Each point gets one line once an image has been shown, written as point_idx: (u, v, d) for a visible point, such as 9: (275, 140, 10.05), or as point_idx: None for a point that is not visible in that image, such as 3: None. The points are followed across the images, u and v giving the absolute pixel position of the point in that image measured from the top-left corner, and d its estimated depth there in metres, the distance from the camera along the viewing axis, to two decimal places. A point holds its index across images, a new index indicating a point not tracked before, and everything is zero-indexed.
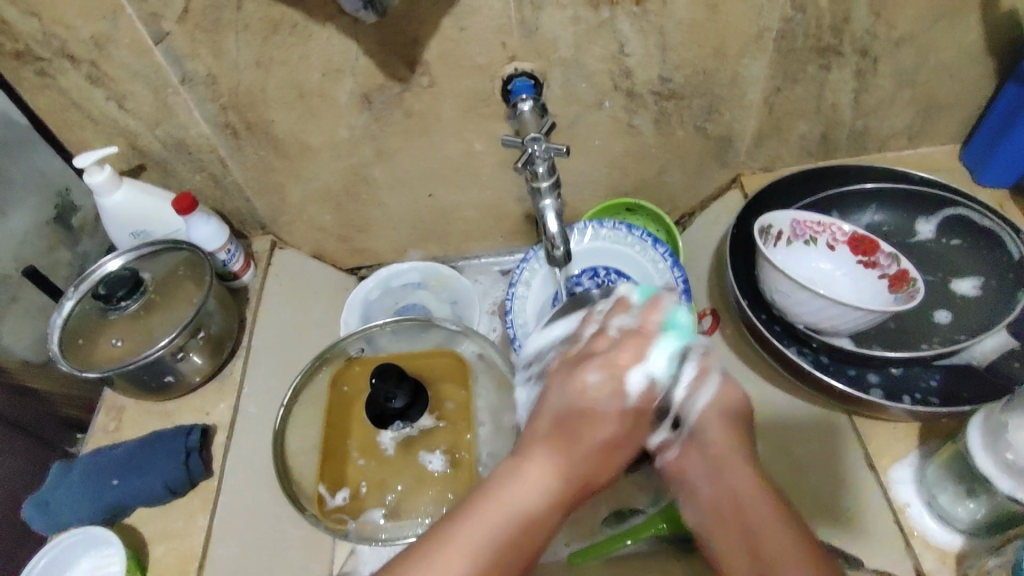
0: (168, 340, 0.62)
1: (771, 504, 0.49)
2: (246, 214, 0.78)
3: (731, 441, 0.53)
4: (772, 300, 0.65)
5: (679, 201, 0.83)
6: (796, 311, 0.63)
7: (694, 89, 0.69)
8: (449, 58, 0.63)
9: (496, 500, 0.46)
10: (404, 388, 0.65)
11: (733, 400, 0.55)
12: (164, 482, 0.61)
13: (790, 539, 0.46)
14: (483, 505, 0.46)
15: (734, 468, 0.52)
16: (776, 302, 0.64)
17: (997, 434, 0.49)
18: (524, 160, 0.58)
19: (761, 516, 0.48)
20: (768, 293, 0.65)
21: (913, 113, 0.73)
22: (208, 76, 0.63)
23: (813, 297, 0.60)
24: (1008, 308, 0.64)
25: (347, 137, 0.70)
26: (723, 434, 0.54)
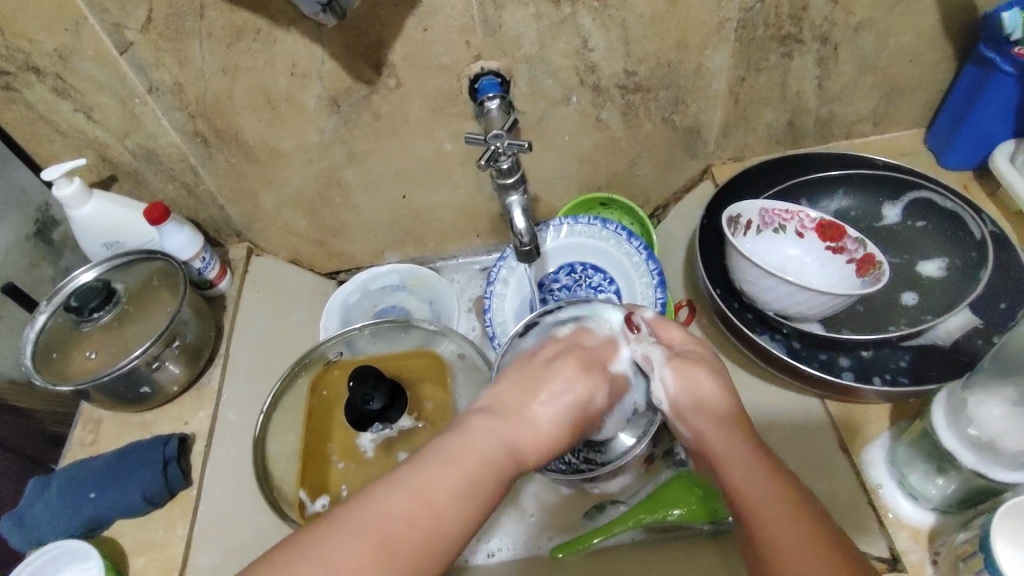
0: (141, 350, 0.62)
1: (774, 487, 0.45)
2: (221, 221, 0.78)
3: (714, 414, 0.50)
4: (742, 284, 0.65)
5: (652, 193, 0.84)
6: (765, 294, 0.63)
7: (659, 82, 0.69)
8: (414, 58, 0.64)
9: (463, 451, 0.45)
10: (380, 390, 0.65)
11: (719, 388, 0.51)
12: (143, 492, 0.61)
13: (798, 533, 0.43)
14: (451, 455, 0.44)
15: (722, 418, 0.50)
16: (746, 285, 0.64)
17: (960, 412, 0.50)
18: (487, 157, 0.58)
19: (772, 516, 0.44)
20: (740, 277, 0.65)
21: (877, 97, 0.73)
22: (174, 85, 0.63)
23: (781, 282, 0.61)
24: (972, 285, 0.64)
25: (317, 141, 0.70)
26: (715, 388, 0.52)
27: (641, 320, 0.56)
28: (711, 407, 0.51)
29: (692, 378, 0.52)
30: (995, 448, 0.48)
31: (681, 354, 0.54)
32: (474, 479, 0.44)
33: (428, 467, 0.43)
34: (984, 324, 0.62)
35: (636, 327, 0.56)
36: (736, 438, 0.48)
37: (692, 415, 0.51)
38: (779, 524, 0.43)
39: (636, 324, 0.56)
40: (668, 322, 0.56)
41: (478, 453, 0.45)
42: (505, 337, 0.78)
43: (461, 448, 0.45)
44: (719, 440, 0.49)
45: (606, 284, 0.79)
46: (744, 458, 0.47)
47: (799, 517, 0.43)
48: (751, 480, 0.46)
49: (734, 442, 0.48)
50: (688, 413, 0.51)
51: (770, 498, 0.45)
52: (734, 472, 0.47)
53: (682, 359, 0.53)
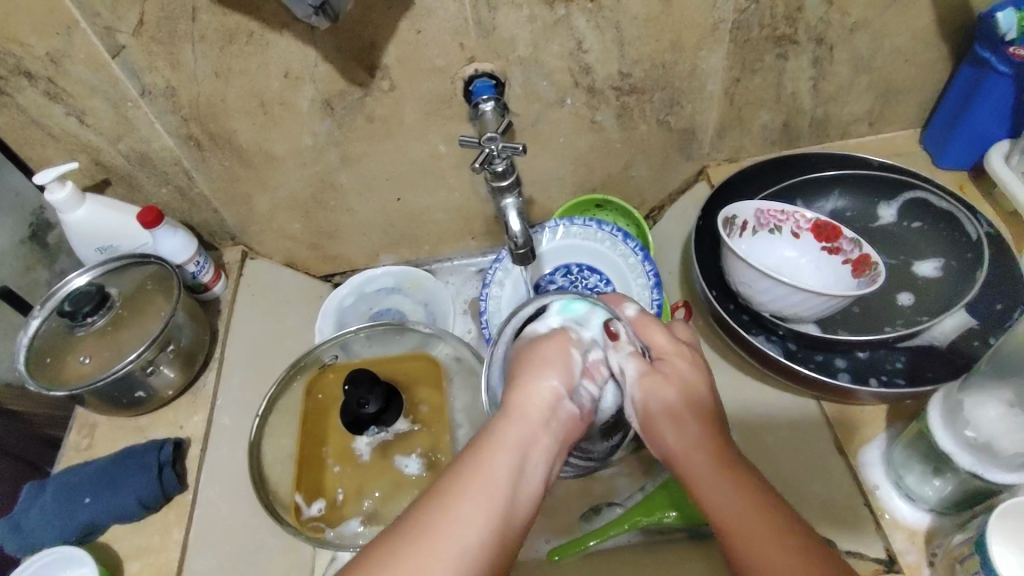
0: (136, 355, 0.61)
1: (744, 500, 0.43)
2: (215, 225, 0.78)
3: (683, 416, 0.48)
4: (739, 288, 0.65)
5: (648, 195, 0.84)
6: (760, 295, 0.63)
7: (654, 83, 0.69)
8: (407, 61, 0.63)
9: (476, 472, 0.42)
10: (377, 393, 0.65)
11: (689, 389, 0.50)
12: (138, 497, 0.60)
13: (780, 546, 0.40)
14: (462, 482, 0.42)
15: (686, 424, 0.47)
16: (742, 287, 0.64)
17: (956, 414, 0.50)
18: (481, 160, 0.57)
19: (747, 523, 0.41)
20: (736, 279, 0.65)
21: (872, 98, 0.73)
22: (167, 89, 0.62)
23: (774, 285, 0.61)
24: (968, 286, 0.64)
25: (312, 144, 0.70)
26: (681, 388, 0.49)
27: (620, 326, 0.52)
28: (680, 410, 0.48)
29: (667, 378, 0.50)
30: (991, 450, 0.48)
31: (659, 360, 0.51)
32: (498, 519, 0.41)
33: (439, 506, 0.41)
34: (980, 325, 0.61)
35: (616, 335, 0.52)
36: (695, 444, 0.46)
37: (657, 419, 0.48)
38: (758, 531, 0.41)
39: (615, 331, 0.52)
40: (651, 324, 0.54)
41: (488, 467, 0.43)
42: None
43: (471, 482, 0.42)
44: (688, 451, 0.46)
45: (602, 286, 0.79)
46: (709, 467, 0.45)
47: (784, 532, 0.40)
48: (717, 489, 0.43)
49: (698, 446, 0.46)
50: (655, 417, 0.49)
51: (743, 512, 0.42)
52: (704, 479, 0.44)
53: (654, 366, 0.50)
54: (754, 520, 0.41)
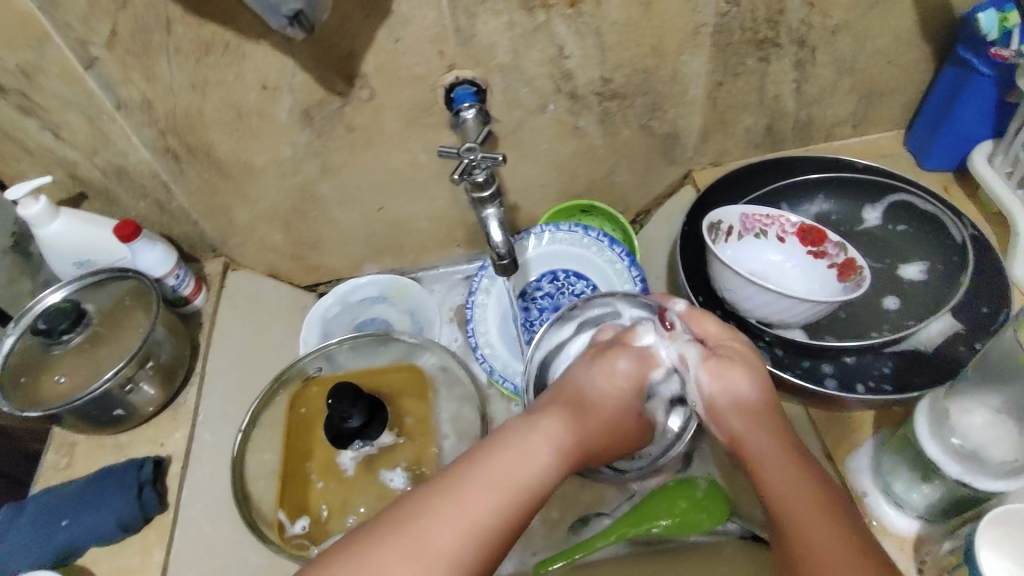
0: (113, 373, 0.60)
1: (815, 496, 0.46)
2: (196, 237, 0.76)
3: (756, 411, 0.53)
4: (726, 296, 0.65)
5: (633, 200, 0.83)
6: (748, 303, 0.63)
7: (637, 88, 0.68)
8: (386, 69, 0.63)
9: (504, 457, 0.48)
10: (360, 407, 0.64)
11: (760, 390, 0.54)
12: (118, 518, 0.59)
13: (840, 545, 0.43)
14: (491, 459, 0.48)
15: (754, 420, 0.53)
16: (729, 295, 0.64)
17: (943, 421, 0.49)
18: (461, 171, 0.56)
19: (808, 512, 0.45)
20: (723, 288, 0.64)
21: (856, 100, 0.73)
22: (142, 101, 0.61)
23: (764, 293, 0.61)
24: (954, 289, 0.64)
25: (291, 155, 0.69)
26: (755, 381, 0.54)
27: (674, 317, 0.59)
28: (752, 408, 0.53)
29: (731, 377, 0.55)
30: (979, 457, 0.47)
31: (718, 353, 0.56)
32: (519, 496, 0.47)
33: (490, 466, 0.47)
34: (966, 329, 0.61)
35: (671, 325, 0.59)
36: (769, 433, 0.51)
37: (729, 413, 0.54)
38: (818, 518, 0.45)
39: (670, 322, 0.59)
40: (704, 315, 0.58)
41: (523, 455, 0.49)
42: (488, 347, 0.77)
43: (511, 452, 0.48)
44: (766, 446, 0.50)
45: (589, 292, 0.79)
46: (780, 459, 0.49)
47: (837, 521, 0.44)
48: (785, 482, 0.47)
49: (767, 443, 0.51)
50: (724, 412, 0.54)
51: (804, 503, 0.46)
52: (771, 463, 0.49)
53: (716, 359, 0.55)
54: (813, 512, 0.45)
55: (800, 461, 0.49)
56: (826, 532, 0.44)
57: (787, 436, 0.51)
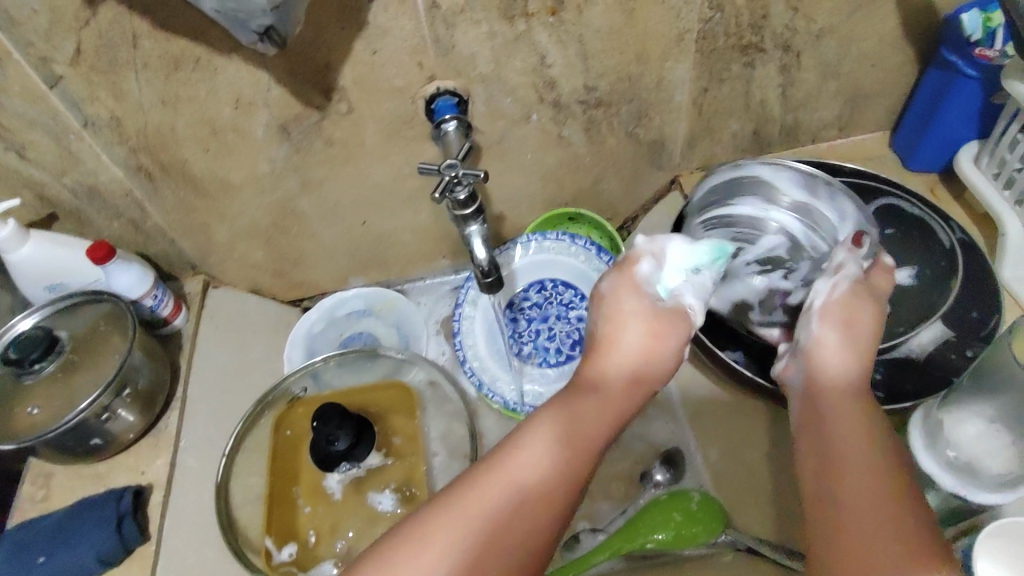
0: (89, 402, 0.58)
1: (884, 474, 0.41)
2: (173, 256, 0.74)
3: (844, 394, 0.47)
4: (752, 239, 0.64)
5: (620, 207, 0.82)
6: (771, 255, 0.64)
7: (621, 95, 0.67)
8: (364, 82, 0.61)
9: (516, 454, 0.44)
10: (347, 428, 0.62)
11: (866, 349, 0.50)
12: (97, 553, 0.57)
13: (882, 513, 0.39)
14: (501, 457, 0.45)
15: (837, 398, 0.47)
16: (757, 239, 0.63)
17: (937, 434, 0.48)
18: (442, 189, 0.55)
19: (860, 480, 0.41)
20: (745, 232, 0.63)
21: (841, 103, 0.72)
22: (111, 119, 0.59)
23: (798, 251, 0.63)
24: (942, 297, 0.63)
25: (269, 170, 0.67)
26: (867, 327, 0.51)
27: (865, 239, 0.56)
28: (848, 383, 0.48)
29: (850, 327, 0.50)
30: (974, 469, 0.47)
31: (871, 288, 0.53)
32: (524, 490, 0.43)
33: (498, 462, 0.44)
34: (958, 336, 0.60)
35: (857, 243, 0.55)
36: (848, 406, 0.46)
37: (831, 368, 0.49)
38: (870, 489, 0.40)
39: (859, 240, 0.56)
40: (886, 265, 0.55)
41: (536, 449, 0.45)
42: (477, 360, 0.76)
43: (529, 439, 0.45)
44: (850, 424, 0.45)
45: (578, 301, 0.78)
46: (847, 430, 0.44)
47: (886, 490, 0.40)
48: (855, 468, 0.42)
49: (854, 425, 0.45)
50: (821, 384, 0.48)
51: (864, 474, 0.41)
52: (834, 436, 0.44)
53: (866, 289, 0.52)
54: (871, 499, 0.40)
55: (873, 442, 0.43)
56: (875, 521, 0.39)
57: (876, 409, 0.46)
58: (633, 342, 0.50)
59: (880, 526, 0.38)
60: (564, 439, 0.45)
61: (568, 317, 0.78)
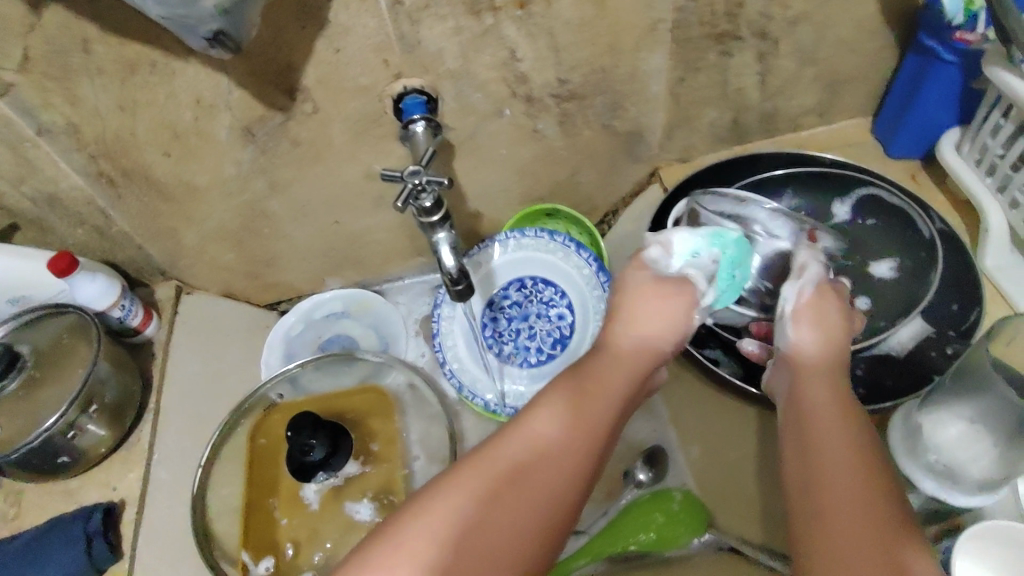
0: (54, 420, 0.57)
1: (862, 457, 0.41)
2: (142, 262, 0.73)
3: (826, 375, 0.47)
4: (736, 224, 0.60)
5: (599, 199, 0.81)
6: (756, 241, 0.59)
7: (594, 87, 0.65)
8: (328, 82, 0.59)
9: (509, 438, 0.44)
10: (321, 438, 0.61)
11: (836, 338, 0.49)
12: (66, 573, 0.56)
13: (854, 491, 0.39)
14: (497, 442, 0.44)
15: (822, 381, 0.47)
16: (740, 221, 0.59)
17: (916, 439, 0.47)
18: (404, 197, 0.53)
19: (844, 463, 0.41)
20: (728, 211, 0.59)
21: (820, 89, 0.71)
22: (67, 126, 0.57)
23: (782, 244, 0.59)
24: (924, 288, 0.62)
25: (235, 173, 0.65)
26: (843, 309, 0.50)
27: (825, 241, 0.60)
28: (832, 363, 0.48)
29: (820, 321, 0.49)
30: (955, 475, 0.46)
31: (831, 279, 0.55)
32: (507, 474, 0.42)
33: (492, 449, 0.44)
34: (937, 330, 0.60)
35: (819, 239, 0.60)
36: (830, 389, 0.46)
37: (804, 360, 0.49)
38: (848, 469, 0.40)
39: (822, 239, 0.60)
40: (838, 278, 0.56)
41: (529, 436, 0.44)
42: (457, 363, 0.75)
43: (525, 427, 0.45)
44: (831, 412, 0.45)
45: (558, 298, 0.77)
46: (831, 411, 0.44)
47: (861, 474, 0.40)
48: (826, 444, 0.42)
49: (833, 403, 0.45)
50: (805, 369, 0.48)
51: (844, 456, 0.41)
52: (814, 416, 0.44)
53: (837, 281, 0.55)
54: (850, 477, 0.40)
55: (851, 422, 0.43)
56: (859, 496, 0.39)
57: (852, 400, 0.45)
58: (645, 314, 0.50)
59: (856, 500, 0.39)
60: (559, 427, 0.45)
61: (549, 315, 0.77)
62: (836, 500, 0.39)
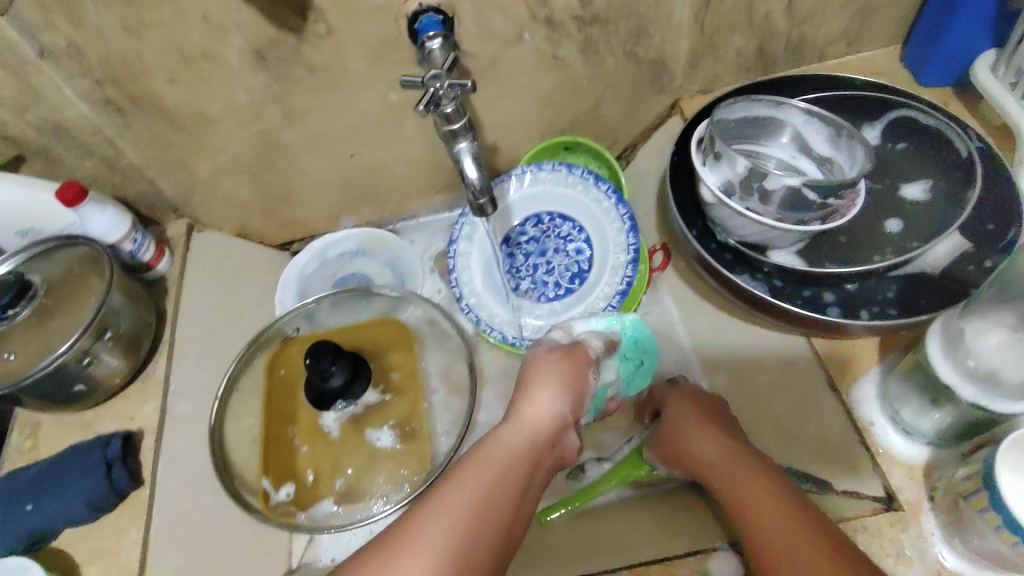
0: (67, 346, 0.55)
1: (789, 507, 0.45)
2: (153, 198, 0.71)
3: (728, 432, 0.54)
4: (755, 186, 0.57)
5: (620, 133, 0.79)
6: (772, 208, 0.57)
7: (618, 12, 0.63)
8: (343, 0, 0.57)
9: (482, 460, 0.45)
10: (342, 364, 0.60)
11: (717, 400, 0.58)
12: (87, 499, 0.55)
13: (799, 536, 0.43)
14: (472, 463, 0.44)
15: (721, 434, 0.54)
16: (760, 184, 0.56)
17: (958, 342, 0.47)
18: (427, 102, 0.51)
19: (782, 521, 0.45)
20: (748, 171, 0.57)
21: (850, 15, 0.68)
22: (70, 48, 0.55)
23: (795, 216, 0.57)
24: (959, 207, 0.60)
25: (247, 101, 0.63)
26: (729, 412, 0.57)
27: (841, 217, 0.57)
28: (723, 417, 0.56)
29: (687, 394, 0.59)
30: (995, 378, 0.45)
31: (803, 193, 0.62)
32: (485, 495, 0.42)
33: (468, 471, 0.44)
34: (974, 248, 0.58)
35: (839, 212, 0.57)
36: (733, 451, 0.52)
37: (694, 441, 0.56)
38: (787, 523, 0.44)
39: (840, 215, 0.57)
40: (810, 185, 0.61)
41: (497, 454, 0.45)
42: (474, 297, 0.74)
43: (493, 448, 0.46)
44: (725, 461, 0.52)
45: (576, 233, 0.75)
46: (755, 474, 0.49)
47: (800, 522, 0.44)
48: (761, 503, 0.46)
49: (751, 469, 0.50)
50: (687, 408, 0.58)
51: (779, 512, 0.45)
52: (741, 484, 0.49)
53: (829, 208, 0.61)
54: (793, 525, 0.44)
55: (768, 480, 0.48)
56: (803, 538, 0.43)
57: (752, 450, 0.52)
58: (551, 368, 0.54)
59: (811, 545, 0.42)
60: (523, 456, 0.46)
61: (566, 250, 0.75)
62: (797, 544, 0.43)
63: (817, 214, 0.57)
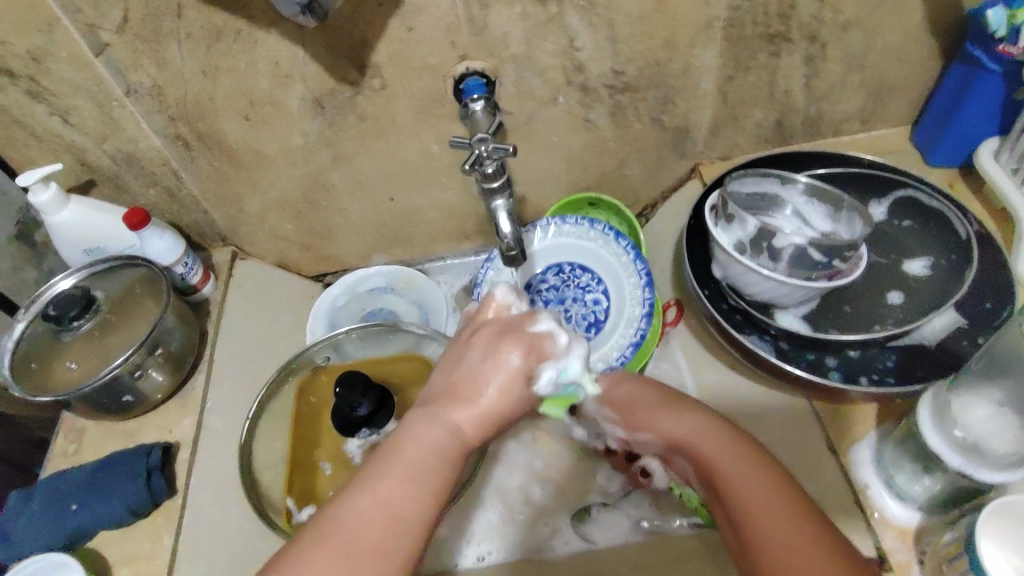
0: (123, 359, 0.60)
1: (787, 506, 0.43)
2: (204, 225, 0.76)
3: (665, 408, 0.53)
4: (764, 245, 0.62)
5: (642, 193, 0.84)
6: (780, 266, 0.62)
7: (648, 81, 0.68)
8: (399, 59, 0.62)
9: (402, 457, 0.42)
10: (369, 395, 0.64)
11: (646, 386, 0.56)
12: (127, 505, 0.60)
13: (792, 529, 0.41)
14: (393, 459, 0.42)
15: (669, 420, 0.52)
16: (769, 244, 0.62)
17: (944, 415, 0.50)
18: (472, 161, 0.57)
19: (771, 512, 0.43)
20: (758, 231, 0.62)
21: (865, 95, 0.73)
22: (152, 87, 0.61)
23: (802, 274, 0.62)
24: (958, 284, 0.64)
25: (302, 144, 0.69)
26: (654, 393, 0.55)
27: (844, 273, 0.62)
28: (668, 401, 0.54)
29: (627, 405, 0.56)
30: (981, 450, 0.48)
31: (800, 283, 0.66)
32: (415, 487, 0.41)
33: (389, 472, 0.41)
34: (970, 324, 0.62)
35: (840, 270, 0.62)
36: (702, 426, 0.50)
37: (641, 447, 0.57)
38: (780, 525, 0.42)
39: (843, 272, 0.62)
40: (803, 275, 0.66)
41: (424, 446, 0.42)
42: None
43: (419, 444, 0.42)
44: (664, 421, 0.52)
45: (595, 284, 0.79)
46: (733, 459, 0.46)
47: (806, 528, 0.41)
48: (762, 498, 0.44)
49: (736, 454, 0.47)
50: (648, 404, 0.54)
51: (773, 517, 0.42)
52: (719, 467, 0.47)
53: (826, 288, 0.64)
54: (769, 499, 0.43)
55: (765, 472, 0.45)
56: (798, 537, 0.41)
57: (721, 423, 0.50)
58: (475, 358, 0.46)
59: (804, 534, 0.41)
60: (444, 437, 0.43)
61: (585, 300, 0.78)
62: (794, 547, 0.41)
63: (823, 271, 0.62)
